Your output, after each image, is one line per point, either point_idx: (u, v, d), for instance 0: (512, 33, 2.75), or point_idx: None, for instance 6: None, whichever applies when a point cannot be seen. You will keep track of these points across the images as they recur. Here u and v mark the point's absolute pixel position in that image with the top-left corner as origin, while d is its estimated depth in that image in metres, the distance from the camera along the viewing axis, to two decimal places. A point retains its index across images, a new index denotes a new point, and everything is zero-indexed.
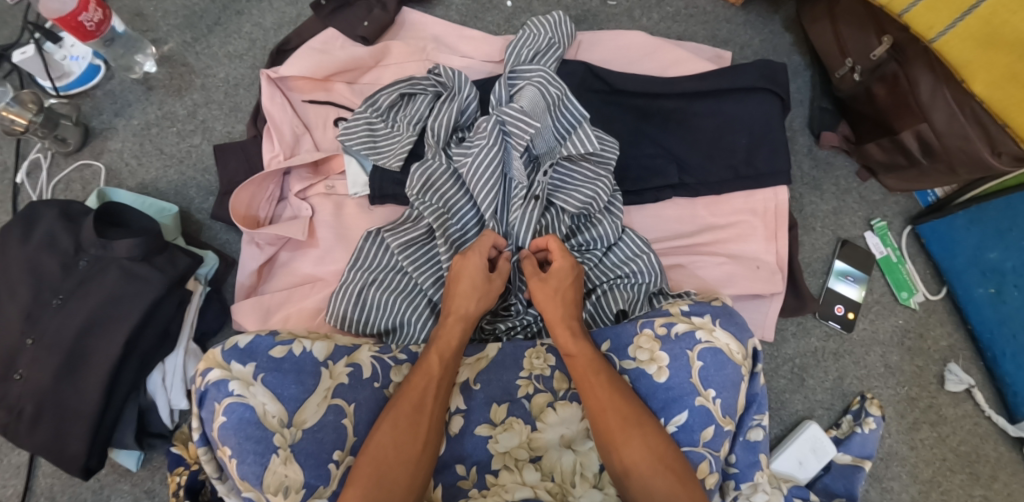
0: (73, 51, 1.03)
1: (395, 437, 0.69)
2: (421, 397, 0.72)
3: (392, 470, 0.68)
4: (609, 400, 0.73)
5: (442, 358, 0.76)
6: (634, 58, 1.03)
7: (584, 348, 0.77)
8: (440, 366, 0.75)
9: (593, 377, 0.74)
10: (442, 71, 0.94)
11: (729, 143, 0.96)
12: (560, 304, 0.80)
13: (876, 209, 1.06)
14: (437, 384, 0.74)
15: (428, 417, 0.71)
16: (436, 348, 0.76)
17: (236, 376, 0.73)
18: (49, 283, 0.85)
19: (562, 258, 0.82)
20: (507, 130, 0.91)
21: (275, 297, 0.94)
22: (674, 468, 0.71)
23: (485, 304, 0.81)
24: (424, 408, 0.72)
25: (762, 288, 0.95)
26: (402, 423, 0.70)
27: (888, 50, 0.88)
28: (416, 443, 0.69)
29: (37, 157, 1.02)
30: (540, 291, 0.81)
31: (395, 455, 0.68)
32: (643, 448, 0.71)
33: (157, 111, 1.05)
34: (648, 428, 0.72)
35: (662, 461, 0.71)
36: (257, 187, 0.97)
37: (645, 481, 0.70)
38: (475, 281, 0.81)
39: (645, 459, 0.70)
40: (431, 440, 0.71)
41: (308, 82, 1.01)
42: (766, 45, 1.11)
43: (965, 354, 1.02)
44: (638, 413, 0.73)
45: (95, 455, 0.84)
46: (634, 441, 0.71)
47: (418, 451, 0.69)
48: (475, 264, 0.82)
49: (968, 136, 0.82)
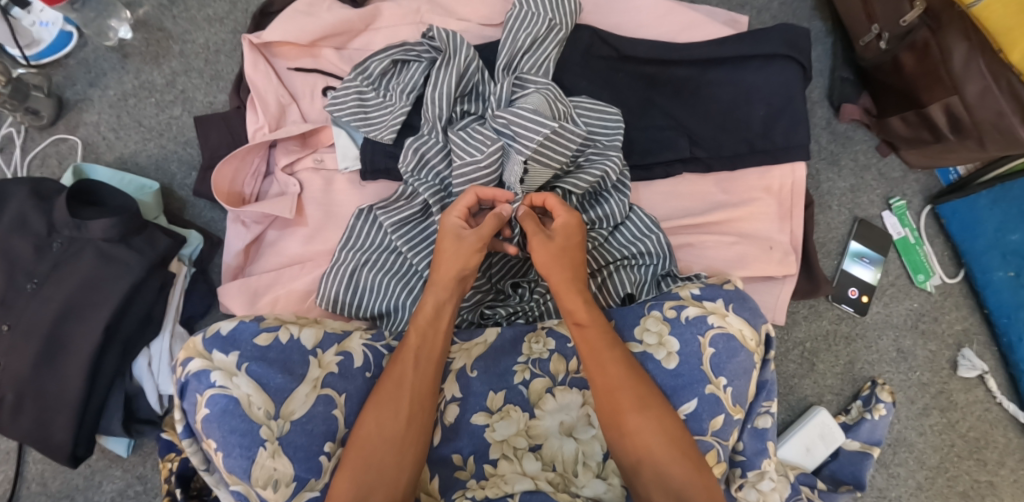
0: (43, 17, 0.96)
1: (378, 416, 0.68)
2: (403, 370, 0.70)
3: (379, 452, 0.66)
4: (611, 378, 0.69)
5: (421, 331, 0.72)
6: (645, 22, 0.95)
7: (595, 318, 0.73)
8: (418, 338, 0.72)
9: (605, 349, 0.71)
10: (436, 34, 0.87)
11: (744, 115, 0.90)
12: (568, 265, 0.75)
13: (895, 187, 1.00)
14: (415, 356, 0.71)
15: (410, 391, 0.69)
16: (416, 322, 0.73)
17: (218, 367, 0.71)
18: (23, 267, 0.81)
19: (564, 211, 0.75)
20: (510, 133, 0.82)
21: (261, 279, 0.90)
22: (690, 454, 0.67)
23: (462, 264, 0.74)
24: (405, 382, 0.69)
25: (775, 270, 0.91)
26: (384, 398, 0.68)
27: (919, 16, 0.81)
28: (398, 418, 0.67)
29: (9, 132, 0.95)
30: (544, 252, 0.74)
31: (379, 434, 0.67)
32: (655, 432, 0.67)
33: (134, 80, 0.99)
34: (653, 409, 0.68)
35: (677, 447, 0.67)
36: (241, 161, 0.92)
37: (658, 464, 0.66)
38: (448, 246, 0.75)
39: (656, 445, 0.67)
40: (419, 421, 0.68)
41: (293, 48, 0.95)
42: (785, 8, 1.03)
43: (979, 338, 0.98)
44: (651, 393, 0.69)
45: (82, 443, 0.82)
46: (647, 425, 0.67)
47: (404, 434, 0.67)
48: (449, 227, 0.76)
49: (1003, 111, 0.76)
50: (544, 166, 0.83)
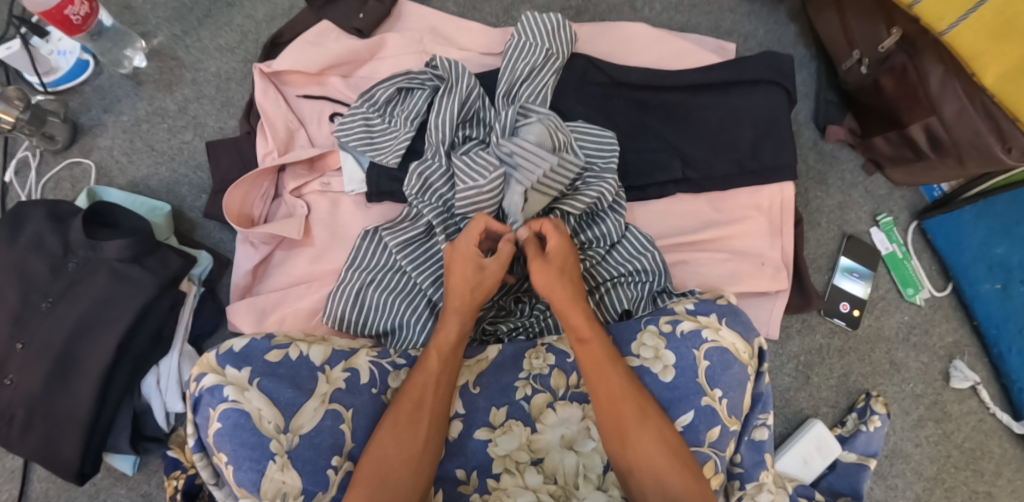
0: (60, 46, 1.00)
1: (395, 436, 0.69)
2: (421, 392, 0.72)
3: (394, 471, 0.67)
4: (616, 396, 0.71)
5: (441, 355, 0.74)
6: (638, 50, 1.00)
7: (597, 334, 0.74)
8: (439, 361, 0.74)
9: (609, 366, 0.72)
10: (440, 64, 0.91)
11: (734, 137, 0.94)
12: (569, 284, 0.76)
13: (881, 203, 1.04)
14: (435, 378, 0.73)
15: (428, 412, 0.71)
16: (435, 346, 0.75)
17: (230, 382, 0.72)
18: (37, 286, 0.82)
19: (556, 235, 0.77)
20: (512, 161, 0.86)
21: (269, 297, 0.92)
22: (688, 464, 0.69)
23: (482, 294, 0.77)
24: (423, 403, 0.71)
25: (767, 285, 0.94)
26: (402, 420, 0.70)
27: (896, 41, 0.86)
28: (416, 438, 0.69)
29: (25, 156, 0.98)
30: (543, 272, 0.76)
31: (395, 454, 0.68)
32: (656, 442, 0.69)
33: (147, 106, 1.02)
34: (654, 421, 0.70)
35: (678, 457, 0.69)
36: (250, 185, 0.95)
37: (658, 474, 0.68)
38: (459, 268, 0.77)
39: (658, 455, 0.68)
40: (433, 440, 0.70)
41: (302, 77, 0.99)
42: (770, 36, 1.08)
43: (970, 350, 1.00)
44: (651, 407, 0.71)
45: (89, 461, 0.83)
46: (649, 435, 0.69)
47: (419, 453, 0.69)
48: (465, 252, 0.77)
49: (979, 129, 0.80)
50: (545, 190, 0.86)
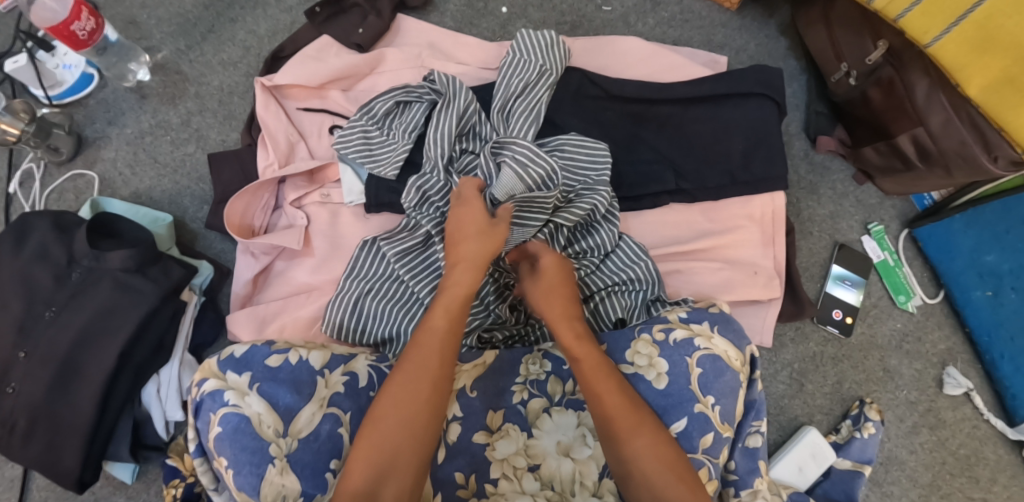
0: (66, 60, 1.02)
1: (396, 398, 0.67)
2: (428, 353, 0.70)
3: (393, 435, 0.66)
4: (617, 396, 0.72)
5: (448, 315, 0.73)
6: (632, 64, 1.02)
7: (591, 348, 0.75)
8: (445, 321, 0.72)
9: (602, 377, 0.72)
10: (438, 78, 0.93)
11: (725, 148, 0.95)
12: (562, 302, 0.79)
13: (873, 212, 1.05)
14: (441, 337, 0.71)
15: (434, 373, 0.69)
16: (442, 306, 0.73)
17: (231, 387, 0.74)
18: (41, 296, 0.84)
19: (547, 257, 0.82)
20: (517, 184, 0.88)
21: (269, 307, 0.93)
22: (684, 477, 0.69)
23: (490, 248, 0.77)
24: (428, 364, 0.69)
25: (760, 294, 0.95)
26: (405, 383, 0.68)
27: (883, 55, 0.88)
28: (418, 400, 0.67)
29: (30, 167, 1.00)
30: (537, 293, 0.80)
31: (398, 416, 0.67)
32: (650, 452, 0.69)
33: (151, 119, 1.04)
34: (649, 426, 0.71)
35: (674, 472, 0.69)
36: (251, 197, 0.96)
37: (654, 483, 0.68)
38: (467, 225, 0.79)
39: (655, 459, 0.69)
40: (436, 404, 0.68)
41: (303, 90, 1.01)
42: (762, 49, 1.11)
43: (963, 356, 1.01)
44: (646, 416, 0.72)
45: (90, 469, 0.83)
46: (642, 446, 0.69)
47: (421, 415, 0.67)
48: (472, 210, 0.80)
49: (965, 140, 0.82)
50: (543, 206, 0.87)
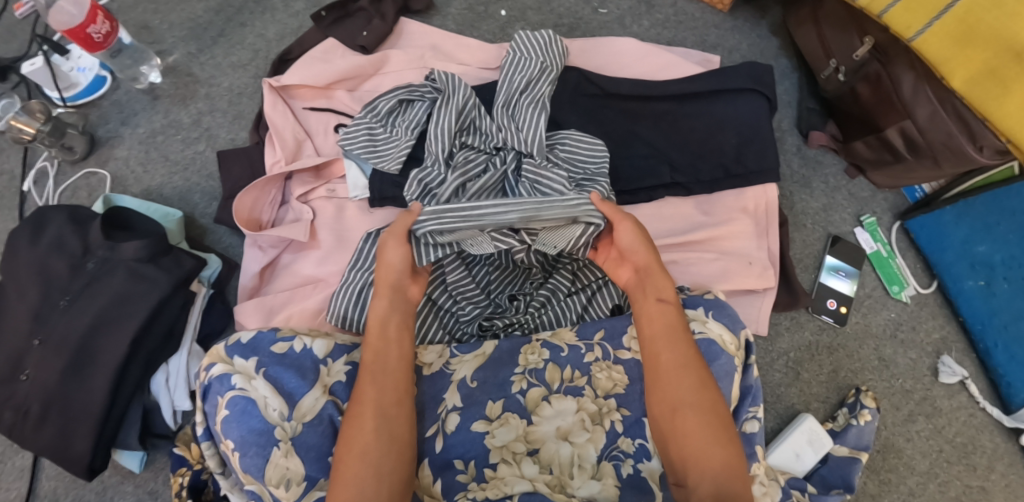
0: (80, 63, 1.06)
1: (351, 432, 0.69)
2: (363, 386, 0.71)
3: (355, 468, 0.66)
4: (677, 359, 0.73)
5: (371, 349, 0.74)
6: (626, 63, 1.06)
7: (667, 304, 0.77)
8: (369, 354, 0.74)
9: (674, 331, 0.75)
10: (438, 76, 0.96)
11: (718, 143, 0.98)
12: (649, 254, 0.80)
13: (865, 205, 1.08)
14: (370, 370, 0.72)
15: (369, 403, 0.70)
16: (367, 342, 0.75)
17: (239, 371, 0.75)
18: (57, 284, 0.86)
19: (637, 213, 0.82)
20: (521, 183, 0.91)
21: (277, 298, 0.96)
22: (725, 435, 0.70)
23: (388, 269, 0.78)
24: (365, 395, 0.71)
25: (755, 283, 0.97)
26: (352, 415, 0.70)
27: (870, 51, 0.91)
28: (364, 432, 0.68)
29: (44, 165, 1.04)
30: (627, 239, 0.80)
31: (357, 448, 0.67)
32: (698, 404, 0.71)
33: (162, 119, 1.07)
34: (709, 391, 0.72)
35: (719, 426, 0.70)
36: (260, 192, 0.99)
37: (691, 433, 0.69)
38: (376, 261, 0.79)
39: (698, 423, 0.70)
40: (382, 431, 0.69)
41: (310, 90, 1.04)
42: (754, 48, 1.14)
43: (958, 346, 1.03)
44: (704, 374, 0.73)
45: (99, 455, 0.85)
46: (691, 393, 0.71)
47: (370, 444, 0.68)
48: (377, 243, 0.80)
49: (950, 131, 0.84)
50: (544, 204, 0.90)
